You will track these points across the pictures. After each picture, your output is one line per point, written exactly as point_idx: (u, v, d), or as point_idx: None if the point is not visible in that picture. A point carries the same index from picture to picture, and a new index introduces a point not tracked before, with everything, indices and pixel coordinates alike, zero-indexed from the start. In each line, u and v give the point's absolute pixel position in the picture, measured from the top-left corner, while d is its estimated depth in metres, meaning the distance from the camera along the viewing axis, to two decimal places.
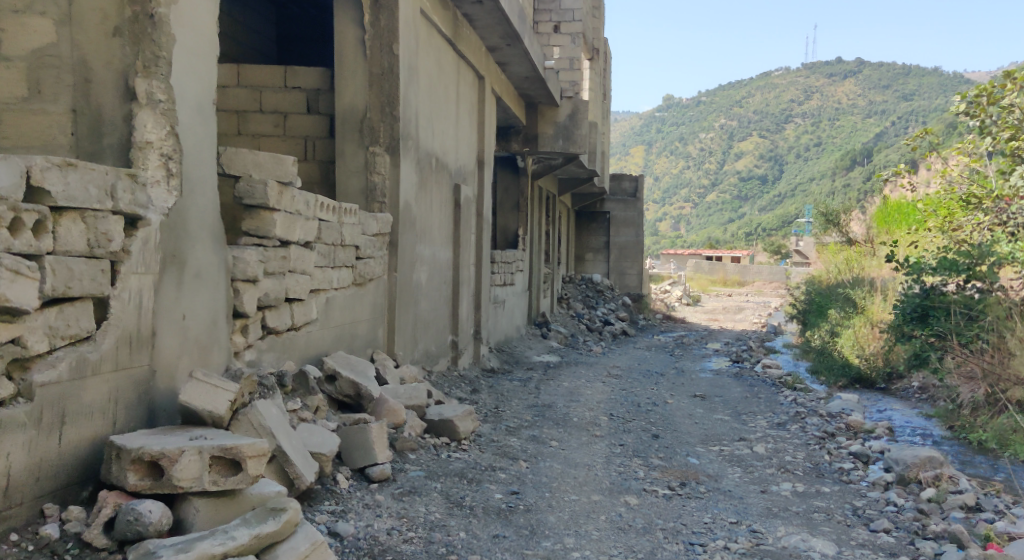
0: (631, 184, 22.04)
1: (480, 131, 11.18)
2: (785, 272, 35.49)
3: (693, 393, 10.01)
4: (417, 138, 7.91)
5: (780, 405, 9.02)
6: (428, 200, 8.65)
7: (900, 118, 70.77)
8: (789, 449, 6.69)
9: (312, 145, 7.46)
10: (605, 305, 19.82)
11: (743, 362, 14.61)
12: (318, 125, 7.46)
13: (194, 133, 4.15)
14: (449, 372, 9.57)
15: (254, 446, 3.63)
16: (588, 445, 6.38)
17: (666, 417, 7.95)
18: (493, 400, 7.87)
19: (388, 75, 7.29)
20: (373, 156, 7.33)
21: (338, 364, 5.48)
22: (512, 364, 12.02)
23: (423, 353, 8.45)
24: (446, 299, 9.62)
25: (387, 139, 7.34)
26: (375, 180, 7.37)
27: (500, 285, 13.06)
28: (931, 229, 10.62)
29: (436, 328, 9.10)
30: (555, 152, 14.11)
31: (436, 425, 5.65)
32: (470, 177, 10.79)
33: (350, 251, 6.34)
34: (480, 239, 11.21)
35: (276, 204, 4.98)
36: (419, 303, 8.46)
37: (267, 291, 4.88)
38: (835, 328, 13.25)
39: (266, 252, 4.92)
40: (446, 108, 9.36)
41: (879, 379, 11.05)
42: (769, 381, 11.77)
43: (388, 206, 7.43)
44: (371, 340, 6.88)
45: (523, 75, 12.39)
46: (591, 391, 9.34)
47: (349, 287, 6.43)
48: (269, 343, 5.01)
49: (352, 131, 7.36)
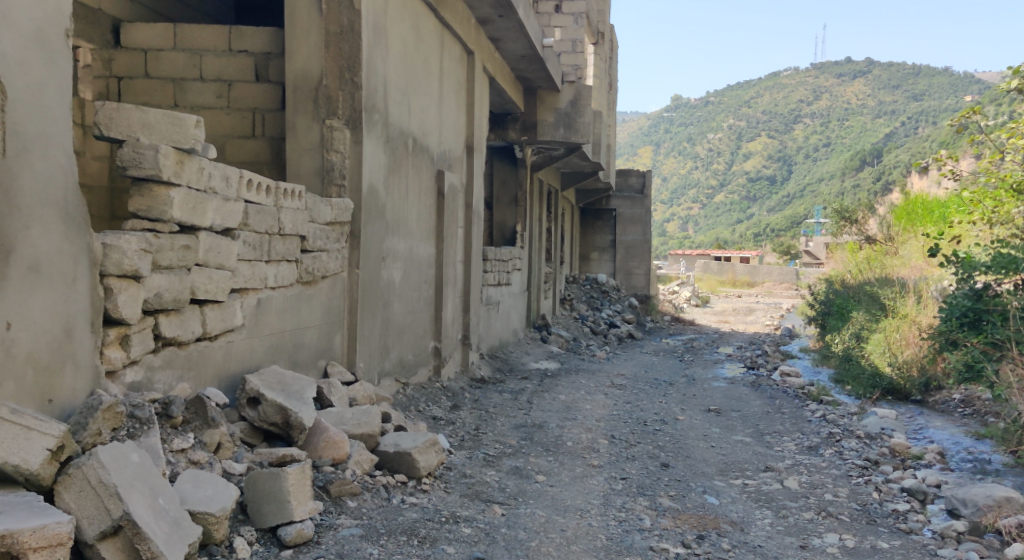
0: (639, 180, 20.83)
1: (470, 113, 10.05)
2: (797, 273, 34.26)
3: (707, 406, 8.85)
4: (385, 112, 6.76)
5: (809, 423, 7.87)
6: (401, 185, 7.51)
7: (912, 118, 69.50)
8: (827, 483, 5.52)
9: (261, 118, 6.42)
10: (610, 307, 18.64)
11: (759, 368, 13.46)
12: (268, 95, 6.41)
13: (27, 73, 3.15)
14: (431, 383, 8.44)
15: (40, 534, 2.80)
16: (582, 479, 5.23)
17: (677, 439, 6.80)
18: (473, 420, 6.72)
19: (347, 35, 6.16)
20: (330, 131, 6.17)
21: (265, 383, 4.37)
22: (507, 373, 10.86)
23: (395, 363, 7.30)
24: (426, 300, 8.46)
25: (347, 111, 6.21)
26: (332, 160, 6.19)
27: (493, 284, 11.91)
28: (977, 222, 9.43)
29: (413, 333, 7.98)
30: (555, 141, 12.95)
31: (390, 460, 4.51)
32: (458, 164, 9.66)
33: (295, 242, 5.22)
34: (470, 234, 10.06)
35: (173, 178, 3.84)
36: (391, 305, 7.31)
37: (158, 290, 3.77)
38: (863, 334, 12.04)
39: (157, 239, 3.79)
40: (426, 83, 8.23)
41: (915, 391, 9.92)
42: (791, 392, 10.61)
43: (348, 189, 6.26)
44: (321, 350, 5.72)
45: (520, 54, 11.27)
46: (590, 406, 8.18)
47: (293, 287, 5.30)
48: (165, 358, 3.89)
49: (304, 100, 6.22)
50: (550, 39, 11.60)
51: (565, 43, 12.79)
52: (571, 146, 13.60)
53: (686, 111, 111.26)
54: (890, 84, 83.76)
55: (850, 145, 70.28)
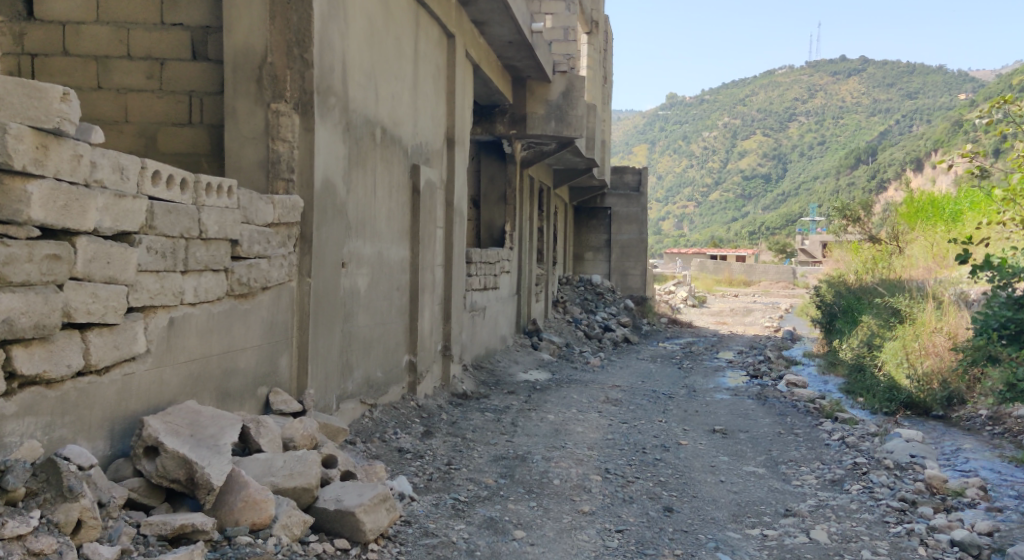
0: (635, 178, 19.94)
1: (450, 103, 9.15)
2: (795, 273, 33.53)
3: (711, 426, 7.99)
4: (344, 94, 5.86)
5: (828, 448, 7.00)
6: (366, 181, 6.60)
7: (906, 116, 68.94)
8: (863, 535, 4.65)
9: (199, 103, 5.55)
10: (605, 309, 17.74)
11: (763, 378, 12.59)
12: (206, 75, 5.54)
13: None
14: (404, 402, 7.55)
15: None
16: (571, 533, 4.36)
17: (681, 471, 5.93)
18: (447, 451, 5.83)
19: (295, 3, 5.26)
20: (276, 117, 5.29)
21: (172, 424, 3.53)
22: (492, 387, 9.95)
23: (360, 383, 6.42)
24: (398, 310, 7.55)
25: (295, 93, 5.31)
26: (279, 150, 5.30)
27: (479, 289, 11.02)
28: (1009, 222, 8.52)
29: (383, 347, 7.09)
30: (546, 136, 12.05)
31: (331, 519, 3.70)
32: (437, 158, 8.76)
33: (224, 247, 4.35)
34: (451, 235, 9.16)
35: (29, 166, 3.07)
36: (355, 317, 6.41)
37: (9, 312, 3.00)
38: (876, 342, 11.15)
39: (6, 248, 3.01)
40: (397, 67, 7.33)
41: (936, 406, 9.10)
42: (800, 406, 9.77)
43: (297, 184, 5.34)
44: (259, 375, 4.82)
45: (506, 40, 10.40)
46: (582, 428, 7.30)
47: (223, 302, 4.41)
48: (25, 402, 3.10)
49: (246, 80, 5.32)
50: (540, 25, 10.73)
51: (556, 31, 11.95)
52: (562, 141, 12.72)
53: (681, 109, 110.48)
54: (886, 81, 83.18)
55: (844, 143, 69.60)
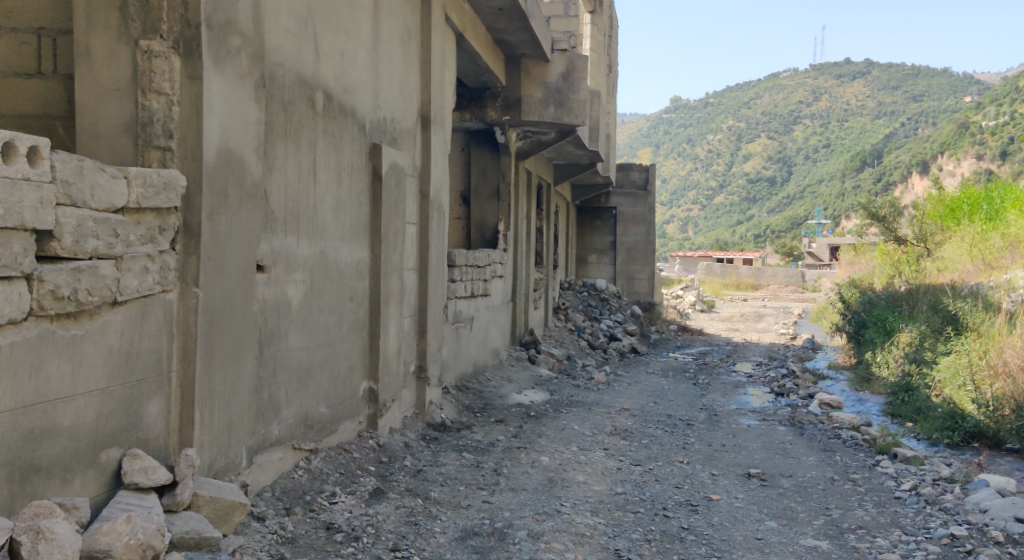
0: (641, 175, 18.36)
1: (426, 74, 7.57)
2: (803, 276, 31.96)
3: (744, 468, 6.39)
4: (255, 34, 4.26)
5: (899, 506, 5.40)
6: (300, 159, 5.02)
7: (911, 120, 67.55)
8: None
9: (50, 44, 3.99)
10: (610, 316, 16.13)
11: (789, 396, 10.95)
12: (61, 6, 3.98)
13: None
14: (360, 442, 5.98)
15: None
16: None
17: (716, 548, 4.36)
18: (399, 525, 4.29)
19: None
20: (147, 59, 3.72)
21: None
22: (477, 413, 8.36)
23: (288, 426, 4.84)
24: (352, 327, 5.96)
25: (175, 27, 3.75)
26: (151, 107, 3.73)
27: (466, 296, 9.44)
28: None
29: (327, 374, 5.49)
30: (544, 122, 10.47)
31: None
32: (407, 139, 7.18)
33: (23, 241, 2.98)
34: (426, 231, 7.57)
35: None
36: (281, 338, 4.83)
37: None
38: (925, 356, 9.44)
39: None
40: (348, 17, 5.76)
41: (1011, 438, 7.31)
42: (840, 435, 8.14)
43: (178, 154, 3.77)
44: (101, 434, 3.30)
45: (496, 7, 8.84)
46: (583, 476, 5.70)
47: (34, 331, 3.02)
48: None
49: (105, 7, 3.74)
50: None
51: None
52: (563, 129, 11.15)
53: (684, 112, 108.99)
54: (890, 84, 81.83)
55: (849, 145, 68.17)
